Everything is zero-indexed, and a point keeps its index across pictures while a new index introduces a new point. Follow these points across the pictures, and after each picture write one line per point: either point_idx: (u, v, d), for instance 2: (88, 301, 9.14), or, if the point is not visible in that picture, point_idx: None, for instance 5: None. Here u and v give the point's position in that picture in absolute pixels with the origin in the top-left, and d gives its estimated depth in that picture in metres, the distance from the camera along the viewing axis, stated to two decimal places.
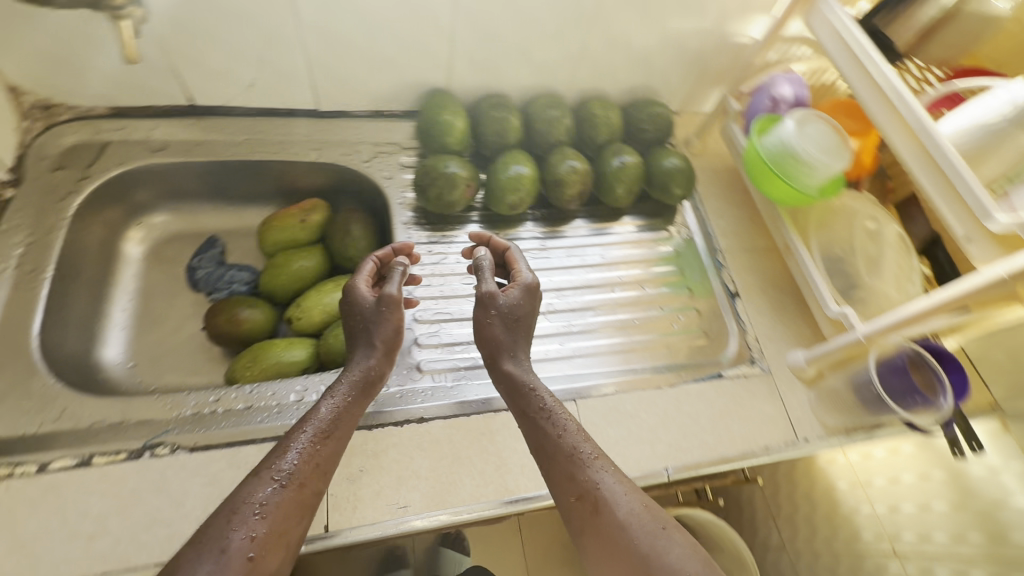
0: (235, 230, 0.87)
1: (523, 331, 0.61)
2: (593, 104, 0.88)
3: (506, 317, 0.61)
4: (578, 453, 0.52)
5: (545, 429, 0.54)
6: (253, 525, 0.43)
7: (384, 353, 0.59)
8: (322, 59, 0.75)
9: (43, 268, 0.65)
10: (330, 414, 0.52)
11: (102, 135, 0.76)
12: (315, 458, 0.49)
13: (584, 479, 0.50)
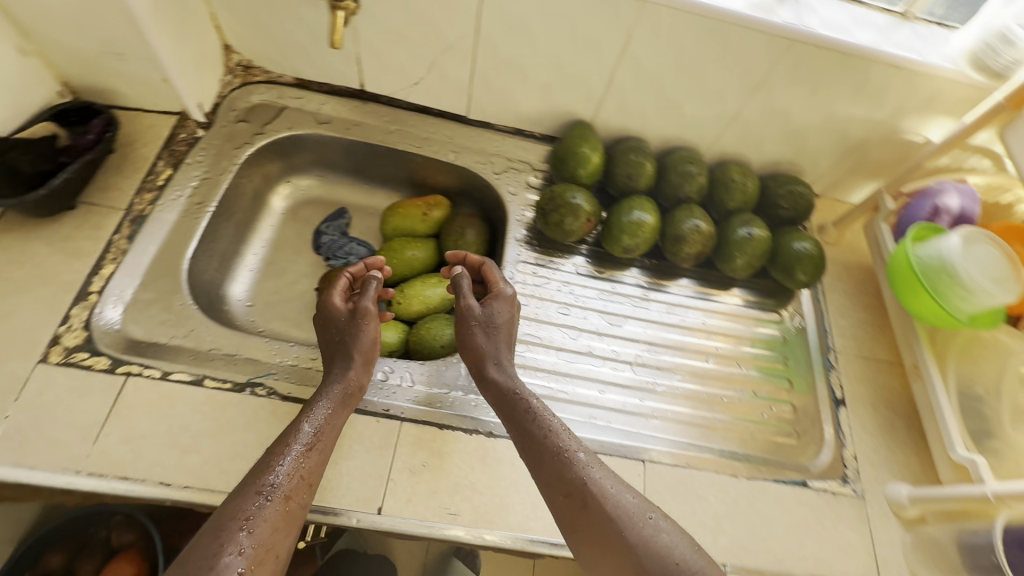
0: (362, 207, 0.94)
1: (500, 335, 0.65)
2: (731, 169, 0.86)
3: (480, 322, 0.65)
4: (564, 451, 0.55)
5: (533, 430, 0.57)
6: (242, 541, 0.44)
7: (362, 367, 0.60)
8: (487, 74, 0.80)
9: (208, 203, 0.74)
10: (312, 430, 0.54)
11: (282, 100, 0.85)
12: (301, 471, 0.51)
13: (572, 476, 0.53)
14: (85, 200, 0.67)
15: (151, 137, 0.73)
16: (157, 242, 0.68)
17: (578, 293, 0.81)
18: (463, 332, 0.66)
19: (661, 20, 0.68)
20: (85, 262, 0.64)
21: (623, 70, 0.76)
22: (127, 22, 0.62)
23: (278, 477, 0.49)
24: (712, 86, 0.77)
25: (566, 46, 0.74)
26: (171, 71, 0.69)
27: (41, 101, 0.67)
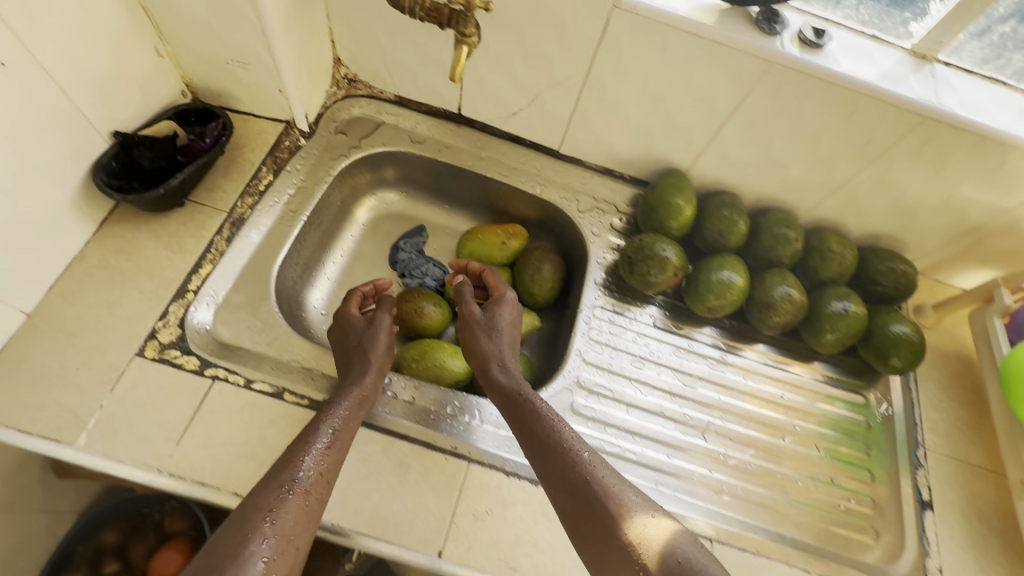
0: (440, 227, 0.94)
1: (502, 336, 0.69)
2: (829, 237, 0.82)
3: (484, 324, 0.70)
4: (568, 448, 0.55)
5: (538, 429, 0.58)
6: (267, 531, 0.44)
7: (378, 369, 0.62)
8: (589, 114, 0.78)
9: (303, 212, 0.75)
10: (334, 424, 0.55)
11: (381, 116, 0.86)
12: (323, 467, 0.51)
13: (577, 473, 0.53)
14: (192, 199, 0.69)
15: (257, 143, 0.75)
16: (252, 247, 0.70)
17: (653, 347, 0.79)
18: (472, 337, 0.69)
19: (787, 82, 0.66)
20: (186, 260, 0.65)
21: (734, 126, 0.74)
22: (259, 36, 0.64)
23: (302, 473, 0.49)
24: (826, 152, 0.74)
25: (679, 96, 0.72)
26: (289, 84, 0.70)
27: (166, 100, 0.70)
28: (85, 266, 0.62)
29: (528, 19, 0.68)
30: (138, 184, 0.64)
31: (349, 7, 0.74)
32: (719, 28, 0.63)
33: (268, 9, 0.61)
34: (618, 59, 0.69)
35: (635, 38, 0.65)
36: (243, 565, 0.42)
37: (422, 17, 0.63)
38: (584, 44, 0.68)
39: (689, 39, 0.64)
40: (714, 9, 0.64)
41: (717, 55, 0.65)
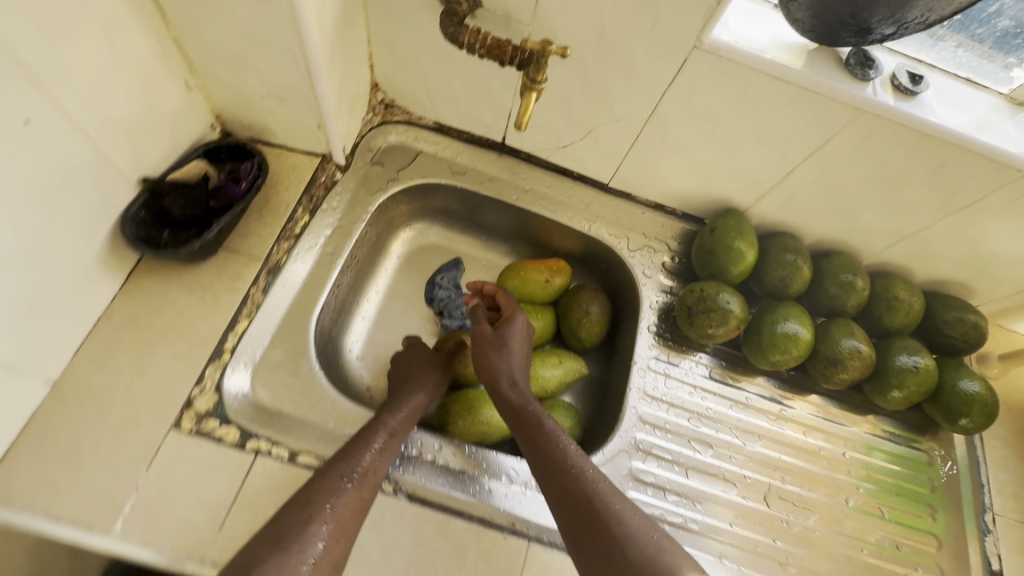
0: (478, 260, 0.89)
1: (512, 353, 0.67)
2: (896, 284, 0.77)
3: (493, 342, 0.69)
4: (574, 465, 0.55)
5: (544, 445, 0.58)
6: (326, 516, 0.48)
7: (429, 389, 0.67)
8: (648, 151, 0.73)
9: (341, 255, 0.70)
10: (392, 427, 0.59)
11: (419, 144, 0.80)
12: (376, 463, 0.54)
13: (580, 490, 0.53)
14: (225, 245, 0.64)
15: (292, 180, 0.70)
16: (289, 297, 0.65)
17: (712, 402, 0.74)
18: (481, 355, 0.68)
19: (875, 132, 0.60)
20: (221, 316, 0.61)
21: (807, 170, 0.68)
22: (301, 73, 0.58)
23: (360, 467, 0.53)
24: (905, 201, 0.68)
25: (751, 140, 0.66)
26: (329, 120, 0.65)
27: (195, 136, 0.64)
28: (112, 326, 0.57)
29: (594, 56, 0.62)
30: (167, 234, 0.59)
31: (393, 34, 0.67)
32: (809, 73, 0.57)
33: (314, 46, 0.55)
34: (689, 100, 0.63)
35: (713, 80, 0.60)
36: (304, 545, 0.45)
37: (483, 54, 0.58)
38: (653, 83, 0.62)
39: (773, 84, 0.58)
40: (802, 51, 0.58)
41: (803, 101, 0.59)
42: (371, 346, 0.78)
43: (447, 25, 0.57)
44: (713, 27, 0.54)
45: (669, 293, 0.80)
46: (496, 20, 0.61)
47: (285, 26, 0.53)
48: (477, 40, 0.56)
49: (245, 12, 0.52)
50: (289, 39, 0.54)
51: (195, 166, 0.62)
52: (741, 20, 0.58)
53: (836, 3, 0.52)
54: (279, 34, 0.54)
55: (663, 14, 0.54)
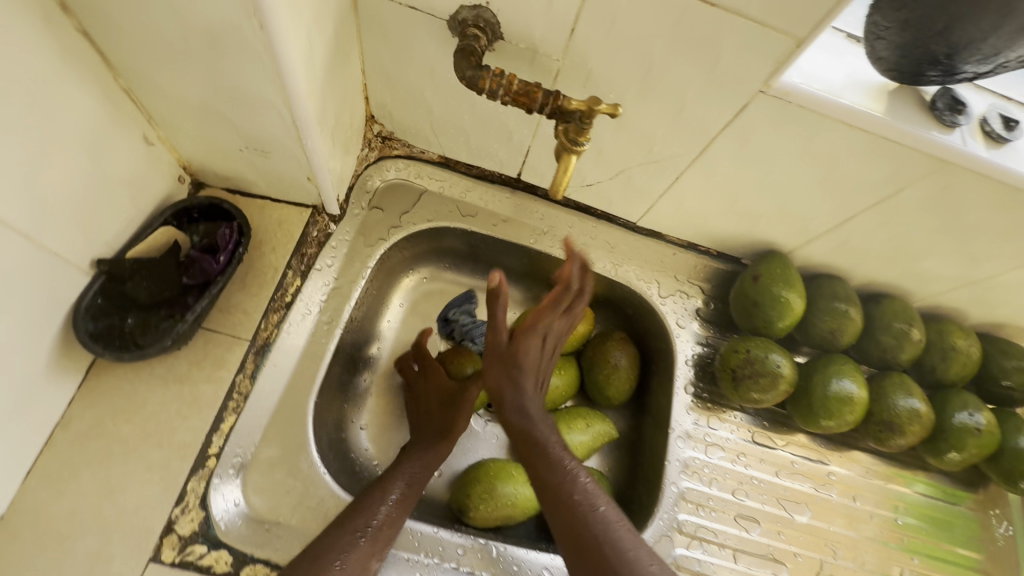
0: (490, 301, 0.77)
1: (524, 375, 0.61)
2: (953, 331, 0.70)
3: (509, 355, 0.61)
4: (585, 504, 0.52)
5: (553, 480, 0.54)
6: (334, 575, 0.47)
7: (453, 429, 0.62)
8: (686, 194, 0.64)
9: (339, 322, 0.60)
10: (410, 474, 0.57)
11: (423, 182, 0.70)
12: (395, 513, 0.53)
13: (591, 535, 0.50)
14: (203, 324, 0.54)
15: (279, 238, 0.59)
16: (281, 381, 0.56)
17: (756, 470, 0.68)
18: (501, 368, 0.61)
19: (957, 183, 0.53)
20: (203, 413, 0.52)
21: (870, 218, 0.60)
22: (286, 126, 0.48)
23: (378, 517, 0.51)
24: (976, 249, 0.61)
25: (809, 186, 0.58)
26: (320, 171, 0.54)
27: (160, 195, 0.54)
28: (73, 436, 0.48)
29: (634, 96, 0.52)
30: (132, 320, 0.49)
31: (392, 64, 0.57)
32: (892, 121, 0.49)
33: (301, 98, 0.44)
34: (744, 145, 0.54)
35: (775, 125, 0.51)
36: None
37: (507, 100, 0.48)
38: (702, 127, 0.53)
39: (846, 131, 0.50)
40: (882, 91, 0.50)
41: (878, 150, 0.51)
42: (378, 412, 0.69)
43: (464, 65, 0.47)
44: (785, 70, 0.45)
45: (706, 345, 0.73)
46: (519, 54, 0.51)
47: (264, 76, 0.42)
48: (500, 86, 0.46)
49: (212, 60, 0.41)
50: (270, 91, 0.44)
51: (162, 236, 0.52)
52: (814, 56, 0.49)
53: (932, 43, 0.44)
54: (256, 85, 0.43)
55: (726, 55, 0.45)
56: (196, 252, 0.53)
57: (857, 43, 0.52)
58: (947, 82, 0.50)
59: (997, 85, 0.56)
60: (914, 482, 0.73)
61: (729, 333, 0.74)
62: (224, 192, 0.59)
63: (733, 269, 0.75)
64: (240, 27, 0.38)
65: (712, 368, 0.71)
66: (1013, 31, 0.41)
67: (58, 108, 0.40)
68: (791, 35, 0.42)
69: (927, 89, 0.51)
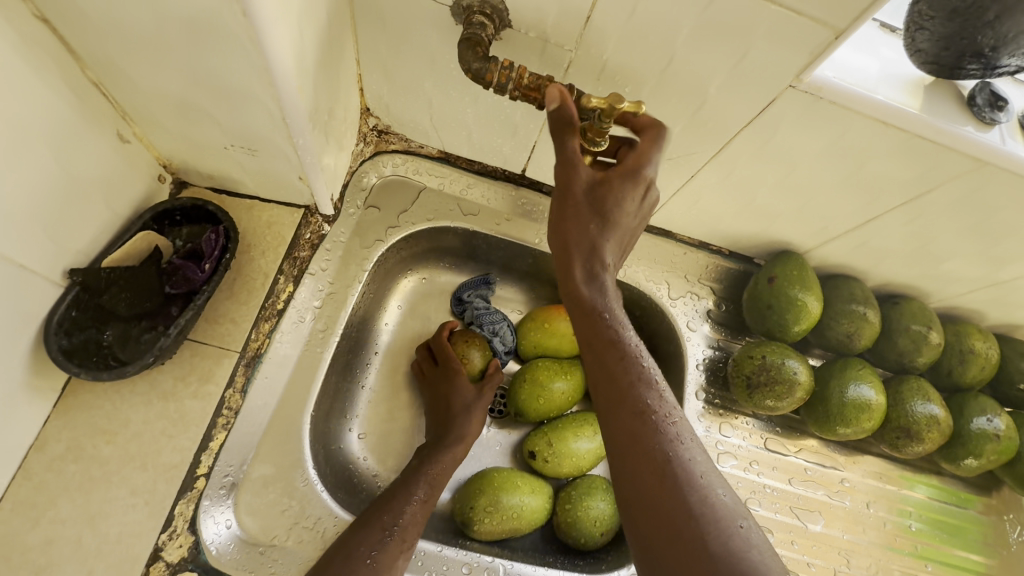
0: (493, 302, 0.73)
1: (608, 239, 0.44)
2: (971, 333, 0.67)
3: (588, 207, 0.43)
4: (654, 413, 0.40)
5: (621, 369, 0.42)
6: (366, 571, 0.45)
7: (473, 423, 0.60)
8: (701, 193, 0.61)
9: (335, 330, 0.57)
10: (431, 471, 0.55)
11: (421, 178, 0.66)
12: (419, 516, 0.51)
13: (657, 449, 0.39)
14: (189, 335, 0.51)
15: (269, 241, 0.55)
16: (274, 395, 0.52)
17: (769, 478, 0.66)
18: (578, 211, 0.44)
19: (991, 183, 0.50)
20: (190, 431, 0.48)
21: (895, 218, 0.57)
22: (275, 124, 0.44)
23: (403, 519, 0.49)
24: (1002, 251, 0.58)
25: (832, 185, 0.55)
26: (312, 170, 0.51)
27: (139, 196, 0.50)
28: (49, 460, 0.45)
29: (652, 90, 0.48)
30: (111, 333, 0.46)
31: (389, 54, 0.52)
32: (930, 118, 0.46)
33: (291, 93, 0.40)
34: (767, 142, 0.51)
35: (802, 122, 0.48)
36: None
37: (516, 95, 0.45)
38: (723, 123, 0.50)
39: (878, 129, 0.47)
40: (918, 86, 0.47)
41: (910, 148, 0.48)
42: (377, 421, 0.65)
43: (470, 56, 0.43)
44: (819, 63, 0.42)
45: (718, 349, 0.70)
46: (528, 43, 0.47)
47: (249, 69, 0.38)
48: (509, 79, 0.43)
49: (191, 51, 0.37)
50: (256, 85, 0.40)
51: (142, 242, 0.48)
52: (848, 50, 0.46)
53: (978, 35, 0.41)
54: (242, 78, 0.39)
55: (756, 46, 0.42)
56: (179, 258, 0.49)
57: (891, 34, 0.49)
58: (986, 76, 0.47)
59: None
60: (914, 484, 0.71)
61: (740, 335, 0.71)
62: (209, 192, 0.55)
63: (745, 269, 0.72)
64: (220, 14, 0.34)
65: (723, 373, 0.69)
66: None
67: (18, 105, 0.36)
68: (830, 25, 0.39)
69: (963, 84, 0.48)
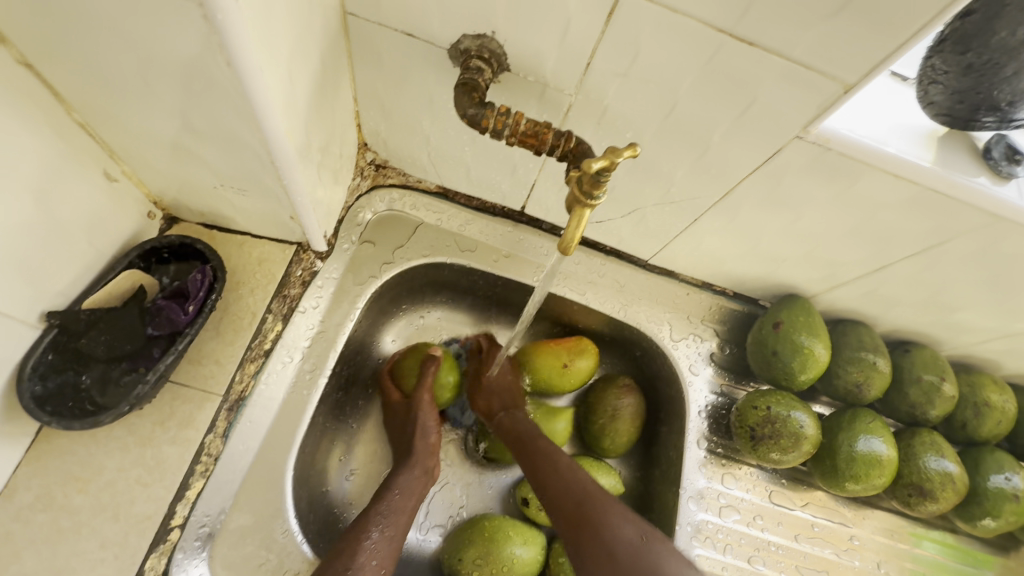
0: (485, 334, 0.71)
1: (506, 385, 0.63)
2: (986, 384, 0.65)
3: (484, 393, 0.63)
4: (569, 471, 0.55)
5: (539, 457, 0.56)
6: None
7: (423, 446, 0.57)
8: (704, 236, 0.59)
9: (323, 370, 0.55)
10: (384, 503, 0.52)
11: (419, 214, 0.64)
12: (379, 556, 0.47)
13: (578, 494, 0.52)
14: (171, 377, 0.49)
15: (259, 279, 0.54)
16: (257, 439, 0.50)
17: (774, 534, 0.63)
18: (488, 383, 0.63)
19: (1009, 237, 0.48)
20: (166, 480, 0.46)
21: (906, 267, 0.55)
22: (265, 167, 0.43)
23: (360, 562, 0.46)
24: (1019, 304, 0.56)
25: (839, 234, 0.53)
26: (304, 210, 0.49)
27: (127, 233, 0.49)
28: (17, 508, 0.43)
29: (653, 135, 0.47)
30: (89, 376, 0.45)
31: (385, 91, 0.52)
32: (944, 172, 0.44)
33: (280, 139, 0.39)
34: (772, 190, 0.49)
35: (808, 172, 0.46)
36: None
37: (512, 141, 0.43)
38: (726, 170, 0.48)
39: (888, 181, 0.45)
40: (932, 137, 0.45)
41: (920, 202, 0.46)
42: (368, 464, 0.63)
43: (466, 101, 0.42)
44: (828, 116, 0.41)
45: (721, 395, 0.67)
46: (527, 87, 0.46)
47: (236, 115, 0.37)
48: (506, 125, 0.42)
49: (179, 98, 0.37)
50: (245, 130, 0.39)
51: (126, 281, 0.48)
52: (858, 100, 0.45)
53: (994, 90, 0.39)
54: (231, 123, 0.38)
55: (761, 97, 0.40)
56: (163, 299, 0.48)
57: (902, 81, 0.47)
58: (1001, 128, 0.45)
59: None
60: (924, 541, 0.68)
61: (745, 380, 0.68)
62: (200, 228, 0.54)
63: (750, 310, 0.69)
64: (206, 64, 0.33)
65: (727, 421, 0.66)
66: None
67: None
68: (840, 78, 0.38)
69: (978, 135, 0.46)
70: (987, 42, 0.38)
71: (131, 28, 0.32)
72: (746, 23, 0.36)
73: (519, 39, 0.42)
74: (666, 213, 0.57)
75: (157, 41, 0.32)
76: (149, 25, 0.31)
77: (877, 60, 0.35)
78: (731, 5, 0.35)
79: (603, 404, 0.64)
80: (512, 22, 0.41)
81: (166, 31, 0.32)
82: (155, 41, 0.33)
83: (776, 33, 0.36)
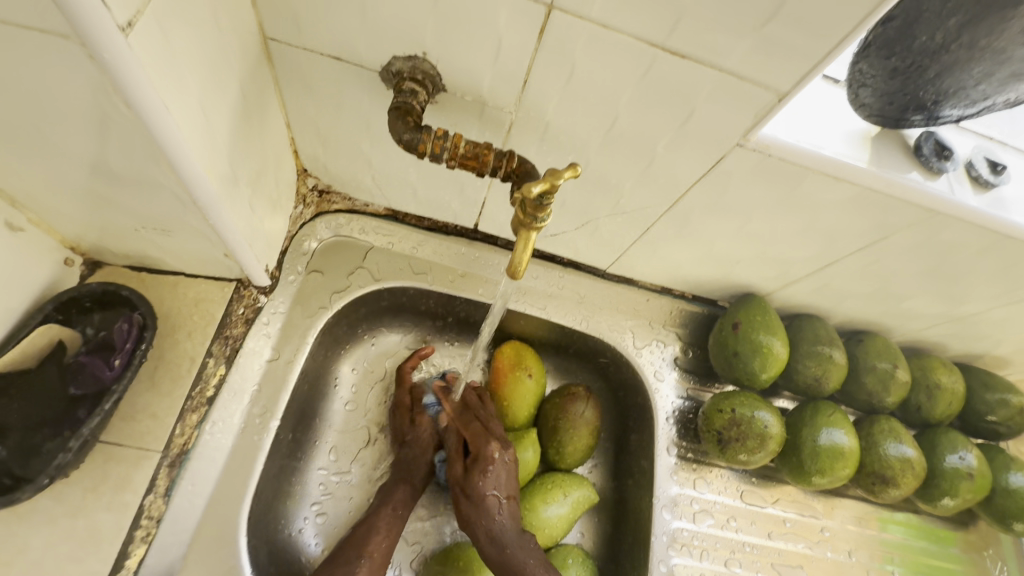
0: (448, 357, 0.68)
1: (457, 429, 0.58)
2: (936, 367, 0.66)
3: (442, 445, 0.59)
4: (500, 541, 0.52)
5: (482, 500, 0.53)
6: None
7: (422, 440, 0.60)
8: (660, 243, 0.58)
9: (275, 414, 0.52)
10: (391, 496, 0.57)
11: (368, 238, 0.62)
12: (384, 540, 0.54)
13: (510, 562, 0.51)
14: (102, 438, 0.45)
15: (195, 321, 0.51)
16: (204, 493, 0.47)
17: (747, 533, 0.64)
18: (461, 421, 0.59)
19: (946, 230, 0.49)
20: (102, 552, 0.43)
21: (853, 263, 0.56)
22: (187, 208, 0.40)
23: (369, 549, 0.53)
24: (960, 289, 0.58)
25: (788, 234, 0.53)
26: (238, 247, 0.46)
27: (41, 285, 0.45)
28: None
29: (597, 150, 0.46)
30: (7, 448, 0.42)
31: (318, 115, 0.49)
32: (880, 172, 0.45)
33: (199, 177, 0.37)
34: (720, 196, 0.49)
35: (753, 178, 0.46)
36: None
37: (454, 164, 0.42)
38: (673, 179, 0.48)
39: (829, 183, 0.46)
40: (866, 137, 0.46)
41: (862, 201, 0.47)
42: (330, 505, 0.59)
43: (401, 126, 0.41)
44: (765, 123, 0.41)
45: (688, 399, 0.67)
46: (466, 107, 0.44)
47: (145, 156, 0.34)
48: (445, 148, 0.41)
49: (81, 141, 0.34)
50: (158, 172, 0.36)
51: (43, 336, 0.45)
52: (795, 108, 0.45)
53: (920, 91, 0.41)
54: (141, 165, 0.35)
55: (699, 109, 0.40)
56: (86, 354, 0.46)
57: (834, 83, 0.48)
58: (930, 125, 0.46)
59: (974, 122, 0.53)
60: (890, 525, 0.69)
61: (709, 381, 0.68)
62: (128, 271, 0.50)
63: (709, 311, 0.69)
64: (105, 107, 0.31)
65: (695, 425, 0.66)
66: (1004, 77, 0.39)
67: None
68: (773, 88, 0.38)
69: (909, 133, 0.48)
70: (910, 46, 0.39)
71: (13, 74, 0.29)
72: (678, 37, 0.36)
73: (452, 58, 0.41)
74: (620, 224, 0.56)
75: (47, 85, 0.30)
76: (33, 69, 0.29)
77: (806, 68, 0.36)
78: (660, 18, 0.35)
79: (562, 414, 0.62)
80: (444, 43, 0.40)
81: (55, 74, 0.29)
82: (45, 87, 0.30)
83: (706, 45, 0.36)
